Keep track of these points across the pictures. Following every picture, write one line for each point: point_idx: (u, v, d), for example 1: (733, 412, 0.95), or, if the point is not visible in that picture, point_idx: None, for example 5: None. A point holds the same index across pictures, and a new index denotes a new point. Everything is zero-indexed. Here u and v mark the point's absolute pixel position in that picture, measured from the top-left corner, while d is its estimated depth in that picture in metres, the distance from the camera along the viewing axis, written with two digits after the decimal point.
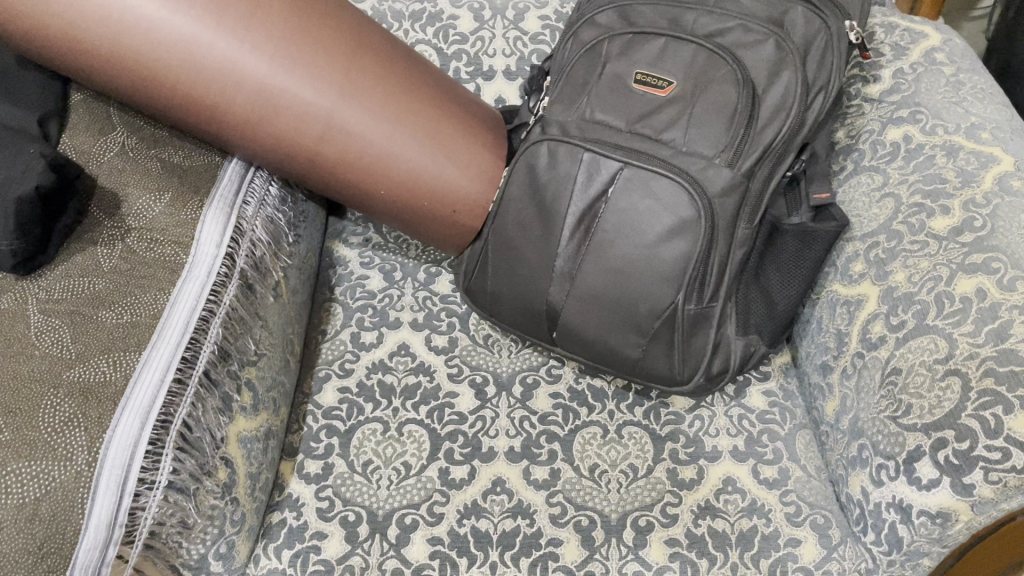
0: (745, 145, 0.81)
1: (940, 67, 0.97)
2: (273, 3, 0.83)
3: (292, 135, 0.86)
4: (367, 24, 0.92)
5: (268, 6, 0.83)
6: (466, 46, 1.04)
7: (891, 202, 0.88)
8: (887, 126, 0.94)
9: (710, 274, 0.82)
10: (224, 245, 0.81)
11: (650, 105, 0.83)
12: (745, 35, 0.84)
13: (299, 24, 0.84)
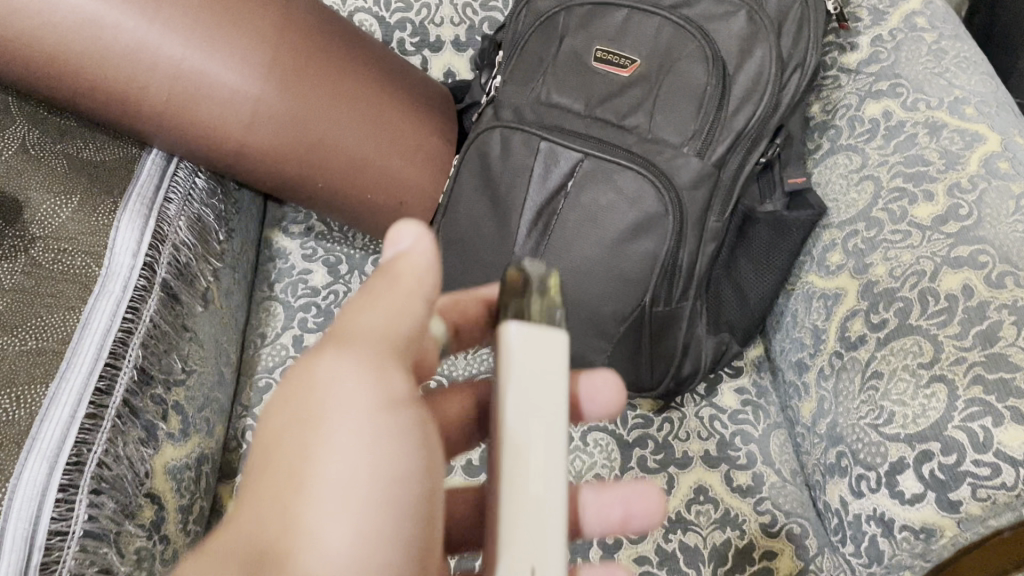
0: (716, 131, 0.75)
1: (921, 34, 0.90)
2: None
3: (220, 122, 0.77)
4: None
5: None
6: (411, 15, 0.95)
7: (871, 186, 0.82)
8: (865, 100, 0.87)
9: (679, 273, 0.76)
10: (142, 252, 0.73)
11: (612, 86, 0.77)
12: (716, 5, 0.77)
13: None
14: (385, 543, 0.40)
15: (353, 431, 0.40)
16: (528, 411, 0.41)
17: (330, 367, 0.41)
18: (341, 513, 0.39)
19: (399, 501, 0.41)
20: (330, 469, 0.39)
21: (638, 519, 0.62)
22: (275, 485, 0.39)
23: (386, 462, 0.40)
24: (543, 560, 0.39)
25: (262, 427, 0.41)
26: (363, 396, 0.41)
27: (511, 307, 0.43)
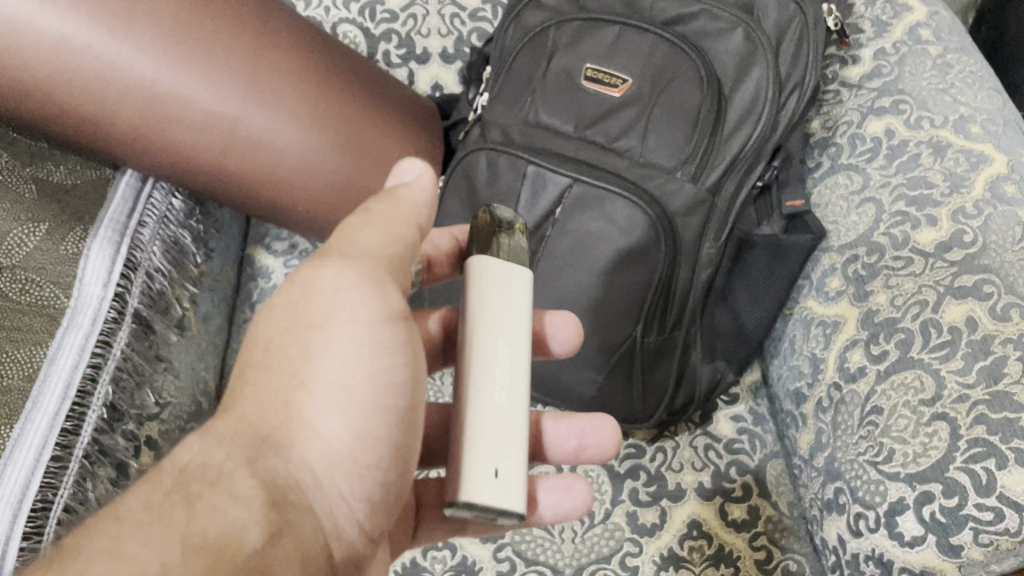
0: (710, 156, 0.72)
1: (925, 46, 0.87)
2: None
3: (192, 145, 0.75)
4: (275, 12, 0.80)
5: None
6: (396, 25, 0.92)
7: (872, 209, 0.79)
8: (867, 117, 0.84)
9: (673, 302, 0.73)
10: (112, 283, 0.71)
11: (603, 106, 0.74)
12: (711, 22, 0.75)
13: (189, 14, 0.72)
14: (380, 439, 0.49)
15: (353, 337, 0.47)
16: (496, 326, 0.54)
17: (335, 271, 0.47)
18: (336, 407, 0.47)
19: (391, 401, 0.49)
20: (330, 369, 0.47)
21: (595, 448, 0.67)
22: (280, 377, 0.47)
23: (380, 357, 0.48)
24: (507, 461, 0.49)
25: (264, 317, 0.49)
26: (357, 305, 0.47)
27: (484, 246, 0.58)
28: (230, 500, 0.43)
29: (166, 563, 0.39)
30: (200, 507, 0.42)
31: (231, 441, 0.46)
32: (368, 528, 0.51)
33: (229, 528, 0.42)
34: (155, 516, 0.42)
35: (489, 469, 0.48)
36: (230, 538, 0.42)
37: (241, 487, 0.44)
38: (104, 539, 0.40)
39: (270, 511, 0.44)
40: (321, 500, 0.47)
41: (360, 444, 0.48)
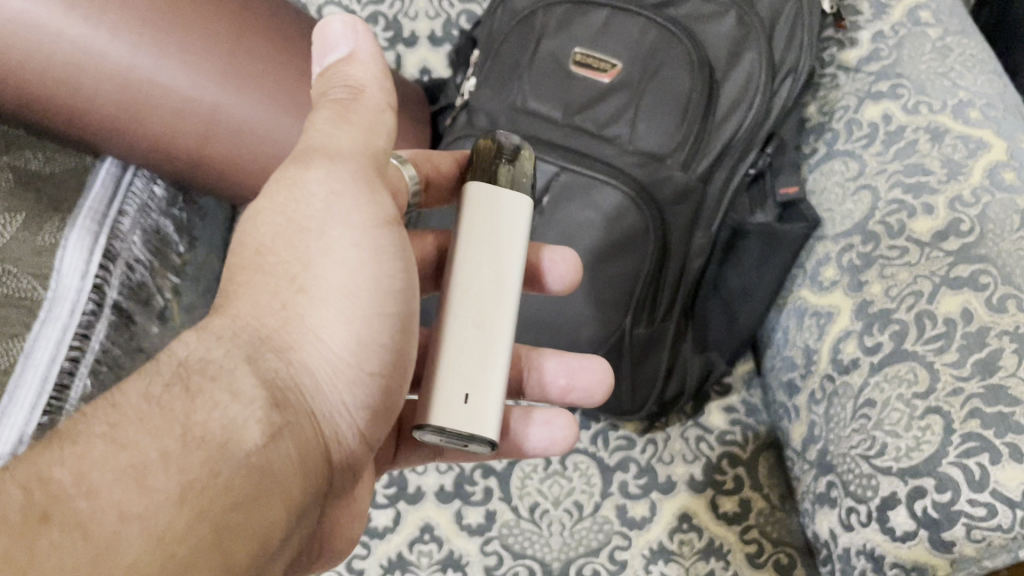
0: (702, 144, 0.70)
1: (924, 29, 0.85)
2: None
3: (172, 129, 0.73)
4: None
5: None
6: (383, 7, 0.90)
7: (868, 197, 0.77)
8: (864, 102, 0.83)
9: (663, 293, 0.72)
10: (90, 274, 0.70)
11: (591, 92, 0.72)
12: (703, 5, 0.73)
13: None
14: (375, 344, 0.49)
15: (348, 243, 0.47)
16: (485, 256, 0.54)
17: (324, 174, 0.47)
18: (334, 307, 0.47)
19: (385, 310, 0.49)
20: (327, 276, 0.47)
21: (581, 392, 0.66)
22: (277, 280, 0.47)
23: (373, 261, 0.48)
24: (478, 387, 0.52)
25: (255, 221, 0.48)
26: (351, 210, 0.48)
27: (484, 171, 0.57)
28: (232, 394, 0.42)
29: (167, 452, 0.38)
30: (201, 398, 0.41)
31: (230, 336, 0.45)
32: (360, 437, 0.51)
33: (232, 422, 0.41)
34: (155, 405, 0.40)
35: (459, 394, 0.51)
36: (233, 431, 0.41)
37: (244, 382, 0.43)
38: (100, 430, 0.38)
39: (274, 408, 0.43)
40: (321, 402, 0.47)
41: (357, 349, 0.48)
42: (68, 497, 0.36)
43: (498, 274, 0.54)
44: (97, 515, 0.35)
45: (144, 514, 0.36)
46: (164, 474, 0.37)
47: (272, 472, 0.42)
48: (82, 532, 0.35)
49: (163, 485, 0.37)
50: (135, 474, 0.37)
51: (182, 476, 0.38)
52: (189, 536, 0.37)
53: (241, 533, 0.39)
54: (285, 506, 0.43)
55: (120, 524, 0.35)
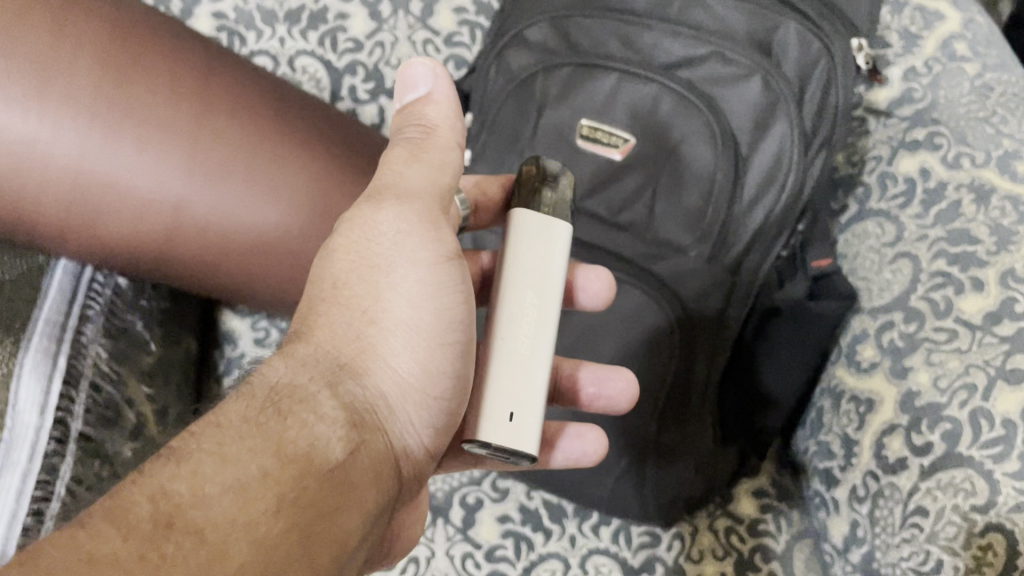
0: (728, 232, 0.63)
1: (961, 64, 0.77)
2: (77, 62, 0.62)
3: (135, 226, 0.65)
4: (226, 63, 0.71)
5: (71, 61, 0.62)
6: (361, 55, 0.82)
7: (908, 266, 0.70)
8: (898, 152, 0.75)
9: (692, 395, 0.65)
10: (50, 408, 0.63)
11: (602, 172, 0.64)
12: (724, 67, 0.64)
13: (119, 75, 0.63)
14: (440, 370, 0.50)
15: (416, 278, 0.49)
16: (530, 278, 0.51)
17: (393, 215, 0.49)
18: (404, 340, 0.49)
19: (449, 338, 0.51)
20: (396, 308, 0.49)
21: (609, 397, 0.61)
22: (350, 314, 0.48)
23: (436, 291, 0.50)
24: (523, 406, 0.49)
25: (329, 258, 0.50)
26: (418, 244, 0.49)
27: (529, 193, 0.54)
28: (318, 417, 0.44)
29: (264, 468, 0.40)
30: (293, 420, 0.43)
31: (310, 362, 0.46)
32: (427, 456, 0.52)
33: (318, 442, 0.43)
34: (252, 425, 0.41)
35: (503, 412, 0.49)
36: (319, 449, 0.43)
37: (326, 404, 0.45)
38: (207, 451, 0.39)
39: (354, 430, 0.45)
40: (393, 426, 0.49)
41: (425, 376, 0.50)
42: (188, 506, 0.37)
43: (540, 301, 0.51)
44: (212, 526, 0.37)
45: (251, 526, 0.38)
46: (265, 489, 0.39)
47: (351, 485, 0.44)
48: (203, 538, 0.36)
49: (264, 499, 0.39)
50: (240, 489, 0.38)
51: (279, 491, 0.40)
52: (282, 547, 0.38)
53: (327, 545, 0.41)
54: (362, 522, 0.44)
55: (234, 530, 0.37)
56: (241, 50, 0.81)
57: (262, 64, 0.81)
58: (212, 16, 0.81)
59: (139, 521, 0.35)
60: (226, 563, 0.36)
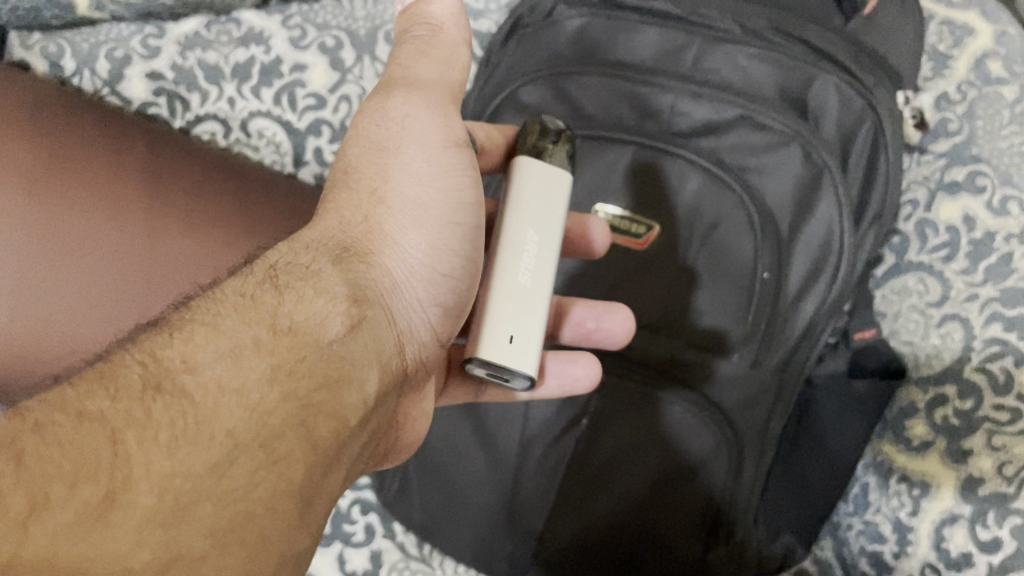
0: (773, 331, 0.55)
1: (998, 89, 0.70)
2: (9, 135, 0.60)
3: (105, 307, 0.58)
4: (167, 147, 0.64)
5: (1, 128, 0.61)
6: (325, 112, 0.71)
7: (959, 330, 0.64)
8: (937, 194, 0.67)
9: (740, 505, 0.57)
10: None
11: (623, 268, 0.57)
12: (756, 134, 0.57)
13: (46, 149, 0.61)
14: (449, 252, 0.48)
15: (424, 160, 0.48)
16: (532, 214, 0.50)
17: (402, 99, 0.48)
18: (415, 221, 0.47)
19: (454, 219, 0.48)
20: (405, 187, 0.47)
21: (607, 332, 0.54)
22: (359, 196, 0.47)
23: (443, 177, 0.48)
24: (524, 328, 0.48)
25: (348, 148, 0.49)
26: (425, 130, 0.48)
27: (534, 139, 0.51)
28: (317, 293, 0.41)
29: (257, 339, 0.37)
30: (291, 295, 0.40)
31: (314, 245, 0.44)
32: (432, 338, 0.50)
33: (314, 317, 0.39)
34: (250, 300, 0.39)
35: (504, 334, 0.47)
36: (313, 324, 0.39)
37: (329, 283, 0.42)
38: (200, 321, 0.37)
39: (356, 308, 0.42)
40: (398, 306, 0.46)
41: (432, 256, 0.48)
42: (179, 370, 0.34)
43: (541, 240, 0.49)
44: (205, 392, 0.33)
45: (247, 393, 0.34)
46: (256, 358, 0.36)
47: (352, 361, 0.40)
48: (192, 403, 0.33)
49: (257, 366, 0.36)
50: (232, 358, 0.35)
51: (272, 361, 0.36)
52: (277, 418, 0.35)
53: (324, 429, 0.37)
54: (364, 401, 0.40)
55: (220, 396, 0.34)
56: (186, 115, 0.70)
57: (212, 130, 0.70)
58: (148, 77, 0.70)
59: (127, 376, 0.33)
60: (212, 427, 0.33)
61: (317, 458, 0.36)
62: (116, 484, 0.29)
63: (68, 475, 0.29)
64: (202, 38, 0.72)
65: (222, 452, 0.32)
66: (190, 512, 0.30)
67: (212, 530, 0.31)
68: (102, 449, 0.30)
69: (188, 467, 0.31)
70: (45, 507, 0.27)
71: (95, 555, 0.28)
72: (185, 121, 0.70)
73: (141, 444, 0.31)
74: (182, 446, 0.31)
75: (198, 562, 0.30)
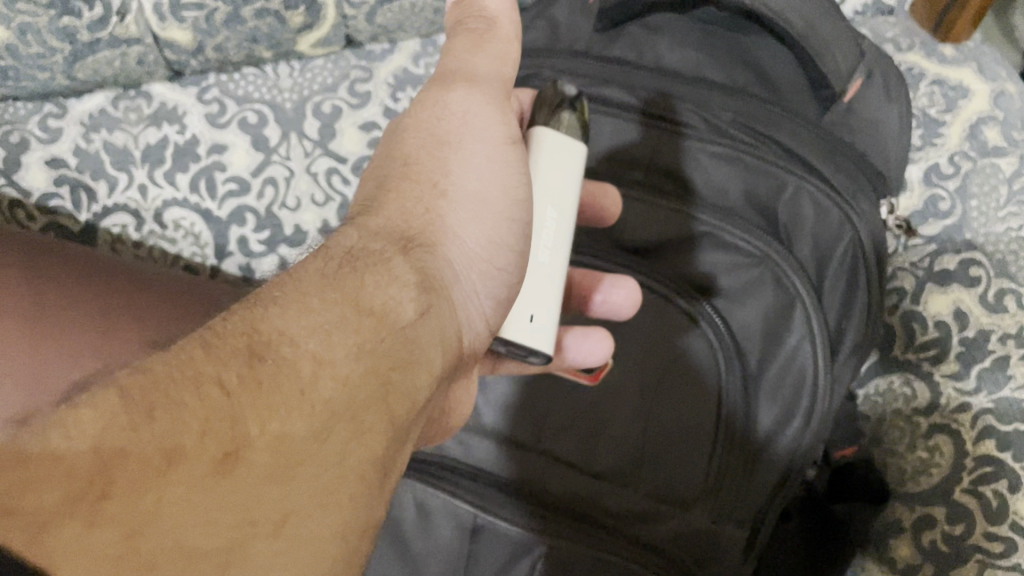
0: (736, 484, 0.49)
1: (995, 161, 0.62)
2: None
3: None
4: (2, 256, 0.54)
5: None
6: (249, 198, 0.64)
7: (947, 444, 0.58)
8: (926, 284, 0.60)
9: None
10: None
11: (575, 406, 0.52)
12: (721, 253, 0.50)
13: None
14: (508, 246, 0.42)
15: (483, 157, 0.41)
16: (551, 190, 0.43)
17: (462, 94, 0.41)
18: (476, 216, 0.41)
19: (515, 215, 0.42)
20: (464, 181, 0.41)
21: (613, 306, 0.50)
22: (418, 187, 0.40)
23: (506, 172, 0.41)
24: (548, 308, 0.43)
25: (402, 134, 0.42)
26: (486, 125, 0.41)
27: (545, 110, 0.45)
28: (389, 280, 0.36)
29: (344, 316, 0.33)
30: (369, 277, 0.35)
31: (379, 234, 0.38)
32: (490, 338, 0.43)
33: (388, 300, 0.35)
34: (330, 281, 0.34)
35: (524, 314, 0.42)
36: (390, 307, 0.35)
37: (400, 269, 0.37)
38: (289, 300, 0.32)
39: (424, 296, 0.37)
40: (458, 298, 0.40)
41: (491, 250, 0.41)
42: (278, 343, 0.30)
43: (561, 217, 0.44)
44: (304, 363, 0.30)
45: (338, 379, 0.31)
46: (345, 333, 0.32)
47: (424, 347, 0.36)
48: (295, 373, 0.30)
49: (345, 341, 0.32)
50: (324, 331, 0.32)
51: (357, 338, 0.33)
52: (362, 395, 0.32)
53: (402, 406, 0.33)
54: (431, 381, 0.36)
55: (318, 373, 0.30)
56: (92, 207, 0.63)
57: (122, 223, 0.63)
58: (48, 164, 0.63)
59: (230, 342, 0.29)
60: (311, 398, 0.30)
61: (397, 431, 0.33)
62: (237, 442, 0.27)
63: (195, 429, 0.26)
64: (108, 116, 0.64)
65: (320, 421, 0.29)
66: (296, 475, 0.28)
67: (317, 493, 0.29)
68: (219, 409, 0.27)
69: (294, 433, 0.29)
70: (176, 464, 0.25)
71: (223, 513, 0.26)
72: (91, 213, 0.63)
73: (253, 408, 0.28)
74: (282, 412, 0.29)
75: (305, 520, 0.28)
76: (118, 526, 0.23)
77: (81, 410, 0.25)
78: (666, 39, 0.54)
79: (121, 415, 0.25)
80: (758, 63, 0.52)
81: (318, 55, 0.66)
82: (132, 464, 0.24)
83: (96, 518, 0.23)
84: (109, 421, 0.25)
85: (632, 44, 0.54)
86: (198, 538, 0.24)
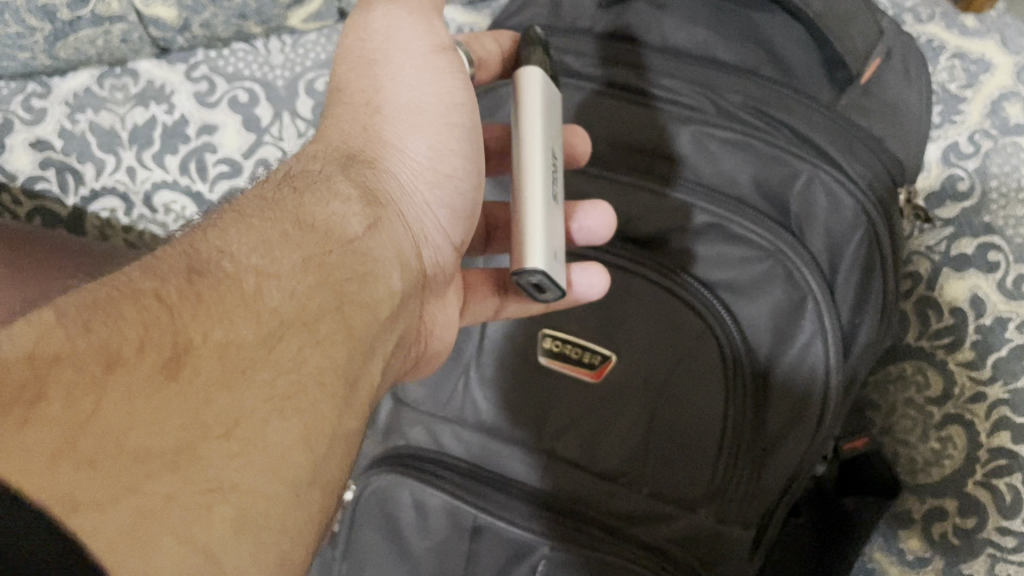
0: (744, 482, 0.48)
1: (1016, 139, 0.60)
2: None
3: None
4: None
5: None
6: (240, 180, 0.61)
7: (961, 434, 0.56)
8: (941, 269, 0.58)
9: None
10: None
11: (577, 401, 0.50)
12: (729, 246, 0.48)
13: None
14: (454, 153, 0.41)
15: (412, 67, 0.40)
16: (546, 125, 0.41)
17: (384, 10, 0.41)
18: (414, 127, 0.40)
19: (455, 119, 0.41)
20: (397, 93, 0.40)
21: (588, 232, 0.48)
22: (352, 108, 0.40)
23: (439, 81, 0.40)
24: (558, 238, 0.40)
25: (337, 62, 0.42)
26: (412, 36, 0.40)
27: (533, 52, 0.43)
28: (331, 195, 0.36)
29: (287, 233, 0.32)
30: (309, 194, 0.35)
31: (320, 155, 0.38)
32: (452, 249, 0.43)
33: (333, 217, 0.34)
34: (271, 202, 0.34)
35: (548, 246, 0.39)
36: (334, 222, 0.34)
37: (341, 186, 0.36)
38: (232, 220, 0.32)
39: (372, 207, 0.37)
40: (411, 210, 0.39)
41: (437, 158, 0.41)
42: (214, 255, 0.29)
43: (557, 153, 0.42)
44: (242, 271, 0.29)
45: (292, 295, 0.30)
46: (288, 249, 0.31)
47: (379, 260, 0.35)
48: (237, 285, 0.29)
49: (290, 254, 0.31)
50: (266, 248, 0.31)
51: (301, 252, 0.32)
52: (314, 304, 0.30)
53: (359, 327, 0.32)
54: (390, 298, 0.35)
55: (262, 287, 0.29)
56: (79, 190, 0.61)
57: (110, 207, 0.61)
58: (33, 147, 0.61)
59: (172, 262, 0.28)
60: (259, 306, 0.28)
61: (358, 348, 0.32)
62: (179, 347, 0.25)
63: (134, 337, 0.24)
64: (94, 96, 0.61)
65: (268, 329, 0.28)
66: (246, 381, 0.26)
67: (272, 398, 0.27)
68: (158, 319, 0.25)
69: (239, 337, 0.27)
70: (114, 369, 0.23)
71: (171, 414, 0.24)
72: (79, 198, 0.61)
73: (196, 317, 0.26)
74: (228, 319, 0.27)
75: (261, 426, 0.26)
76: (56, 425, 0.21)
77: (17, 329, 0.23)
78: (671, 17, 0.51)
79: (59, 327, 0.24)
80: (770, 42, 0.49)
81: (310, 29, 0.63)
82: (68, 369, 0.23)
83: (30, 417, 0.21)
84: (43, 332, 0.23)
85: (637, 21, 0.52)
86: (144, 438, 0.23)
